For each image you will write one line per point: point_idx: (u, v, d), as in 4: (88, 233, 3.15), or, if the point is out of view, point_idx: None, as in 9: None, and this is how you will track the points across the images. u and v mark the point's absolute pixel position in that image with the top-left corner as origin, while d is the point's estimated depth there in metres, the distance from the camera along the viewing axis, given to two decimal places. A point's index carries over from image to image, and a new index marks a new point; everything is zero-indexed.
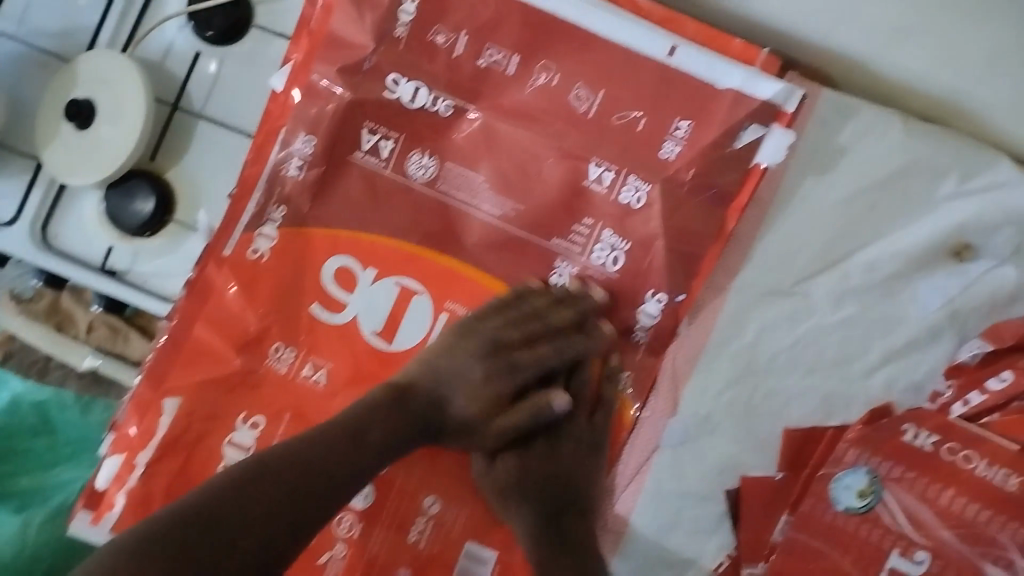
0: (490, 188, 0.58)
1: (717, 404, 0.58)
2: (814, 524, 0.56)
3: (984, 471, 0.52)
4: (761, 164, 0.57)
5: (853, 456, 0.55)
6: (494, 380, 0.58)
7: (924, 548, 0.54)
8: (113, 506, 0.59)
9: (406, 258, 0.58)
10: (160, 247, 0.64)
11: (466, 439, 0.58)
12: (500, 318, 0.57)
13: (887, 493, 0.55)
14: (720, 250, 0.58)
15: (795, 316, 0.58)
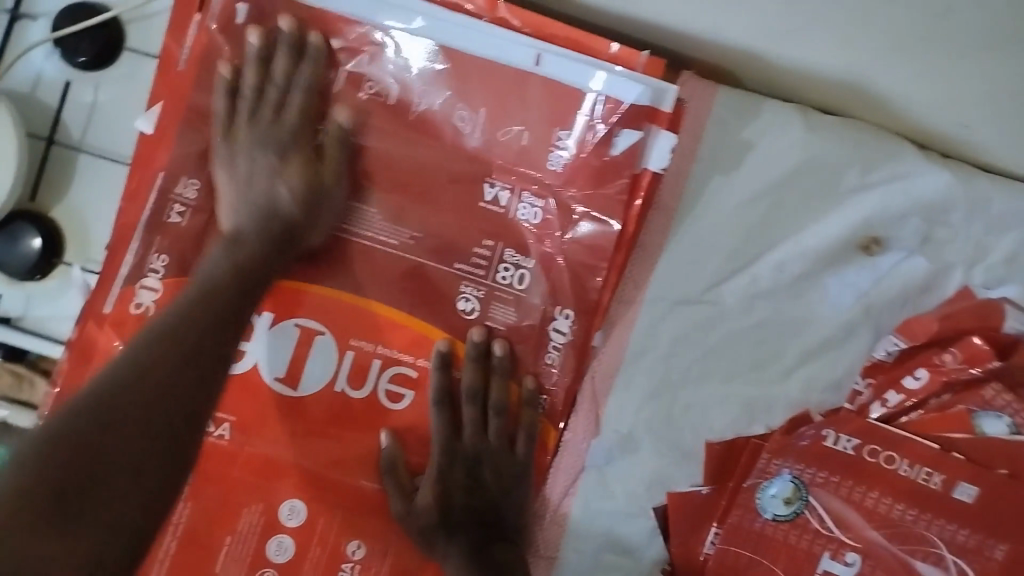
0: (384, 220, 0.57)
1: (638, 420, 0.57)
2: (743, 532, 0.55)
3: (907, 471, 0.53)
4: (651, 170, 0.56)
5: (775, 465, 0.55)
6: (286, 158, 0.54)
7: (855, 550, 0.53)
8: None
9: (305, 300, 0.57)
10: (51, 289, 0.69)
11: (318, 214, 0.55)
12: (245, 112, 0.55)
13: (812, 498, 0.54)
14: (624, 259, 0.57)
15: (708, 323, 0.57)
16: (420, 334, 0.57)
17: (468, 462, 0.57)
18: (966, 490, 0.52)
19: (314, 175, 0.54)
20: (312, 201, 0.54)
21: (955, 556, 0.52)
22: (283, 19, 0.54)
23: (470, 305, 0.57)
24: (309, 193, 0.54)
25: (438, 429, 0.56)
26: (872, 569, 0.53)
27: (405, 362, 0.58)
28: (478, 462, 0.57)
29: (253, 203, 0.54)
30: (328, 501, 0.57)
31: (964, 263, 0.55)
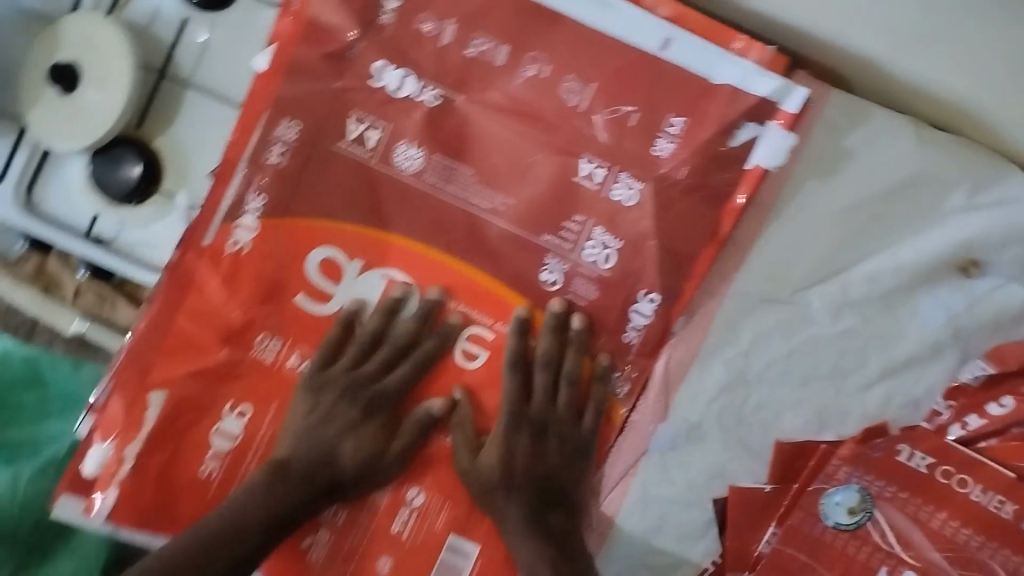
0: (479, 182, 0.57)
1: (708, 411, 0.58)
2: (800, 537, 0.54)
3: (978, 497, 0.52)
4: (761, 165, 0.56)
5: (844, 473, 0.54)
6: (369, 417, 0.58)
7: (914, 569, 0.52)
8: (102, 495, 0.58)
9: (393, 250, 0.59)
10: (147, 215, 0.71)
11: (372, 478, 0.57)
12: (344, 358, 0.58)
13: (876, 511, 0.53)
14: (714, 254, 0.57)
15: (792, 325, 0.57)
16: (504, 301, 0.58)
17: (534, 427, 0.57)
18: None
19: (377, 462, 0.57)
20: (373, 460, 0.57)
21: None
22: (395, 283, 0.59)
23: (553, 276, 0.57)
24: (370, 455, 0.57)
25: (511, 390, 0.58)
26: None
27: (483, 323, 0.59)
28: (546, 429, 0.57)
29: (309, 447, 0.57)
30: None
31: None
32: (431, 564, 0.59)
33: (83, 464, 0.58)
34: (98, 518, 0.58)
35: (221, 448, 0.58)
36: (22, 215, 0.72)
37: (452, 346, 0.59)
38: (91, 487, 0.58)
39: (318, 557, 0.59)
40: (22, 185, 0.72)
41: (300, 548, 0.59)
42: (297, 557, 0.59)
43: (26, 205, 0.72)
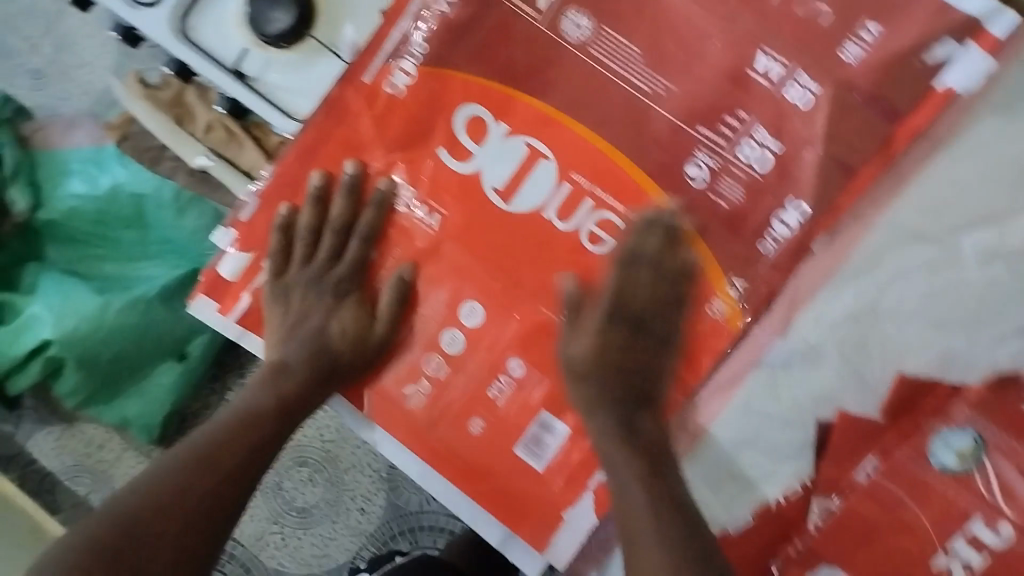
0: (645, 64, 0.56)
1: (830, 335, 0.57)
2: (902, 473, 0.54)
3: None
4: (952, 89, 0.53)
5: (964, 415, 0.53)
6: (342, 301, 0.62)
7: (1011, 523, 0.52)
8: (238, 299, 0.63)
9: (542, 120, 0.58)
10: (293, 60, 0.72)
11: (364, 353, 0.61)
12: (298, 257, 0.62)
13: (986, 459, 0.52)
14: (880, 168, 0.55)
15: (933, 265, 0.56)
16: (647, 193, 0.57)
17: (636, 320, 0.58)
18: None
19: (368, 343, 0.61)
20: (365, 342, 0.61)
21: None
22: (349, 159, 0.60)
23: (700, 172, 0.56)
24: (360, 332, 0.61)
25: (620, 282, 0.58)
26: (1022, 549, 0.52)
27: (614, 209, 0.58)
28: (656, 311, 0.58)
29: (302, 342, 0.62)
30: (506, 313, 0.59)
31: None
32: (521, 435, 0.60)
33: (222, 265, 0.63)
34: (231, 319, 0.64)
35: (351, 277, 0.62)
36: (174, 39, 0.73)
37: (392, 207, 0.60)
38: (228, 290, 0.63)
39: (416, 404, 0.61)
40: (179, 9, 0.73)
41: (402, 393, 0.62)
42: (399, 402, 0.62)
43: (180, 30, 0.73)
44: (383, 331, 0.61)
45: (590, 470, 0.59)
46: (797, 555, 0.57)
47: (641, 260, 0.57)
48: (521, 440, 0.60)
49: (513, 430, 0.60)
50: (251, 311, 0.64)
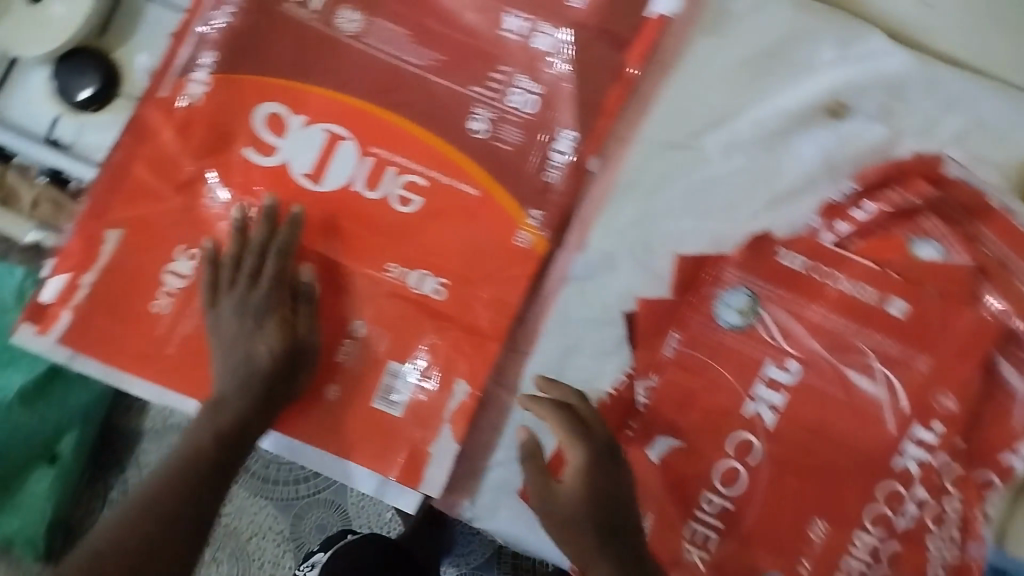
0: (414, 41, 0.64)
1: (619, 242, 0.65)
2: (702, 340, 0.63)
3: (846, 287, 0.61)
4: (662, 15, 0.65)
5: (735, 276, 0.63)
6: (263, 321, 0.60)
7: (796, 359, 0.62)
8: (58, 320, 0.62)
9: (336, 106, 0.64)
10: (105, 121, 0.73)
11: (301, 363, 0.61)
12: (229, 279, 0.61)
13: (762, 311, 0.62)
14: (623, 90, 0.65)
15: (689, 165, 0.66)
16: (443, 153, 0.64)
17: (608, 530, 0.55)
18: (899, 306, 0.60)
19: (302, 357, 0.61)
20: (297, 354, 0.60)
21: (882, 367, 0.61)
22: (264, 192, 0.63)
23: (481, 125, 0.64)
24: (289, 351, 0.60)
25: (561, 515, 0.56)
26: (810, 378, 0.62)
27: (417, 171, 0.64)
28: (611, 526, 0.56)
29: (233, 370, 0.60)
30: (334, 284, 0.63)
31: (916, 133, 0.65)
32: (375, 390, 0.62)
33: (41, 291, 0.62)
34: (57, 341, 0.62)
35: (173, 287, 0.63)
36: None
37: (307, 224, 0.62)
38: (48, 313, 0.62)
39: None
40: None
41: None
42: None
43: None
44: (308, 338, 0.61)
45: (436, 413, 0.62)
46: (635, 435, 0.64)
47: (613, 450, 0.58)
48: (375, 394, 0.62)
49: (363, 392, 0.62)
50: (73, 330, 0.62)
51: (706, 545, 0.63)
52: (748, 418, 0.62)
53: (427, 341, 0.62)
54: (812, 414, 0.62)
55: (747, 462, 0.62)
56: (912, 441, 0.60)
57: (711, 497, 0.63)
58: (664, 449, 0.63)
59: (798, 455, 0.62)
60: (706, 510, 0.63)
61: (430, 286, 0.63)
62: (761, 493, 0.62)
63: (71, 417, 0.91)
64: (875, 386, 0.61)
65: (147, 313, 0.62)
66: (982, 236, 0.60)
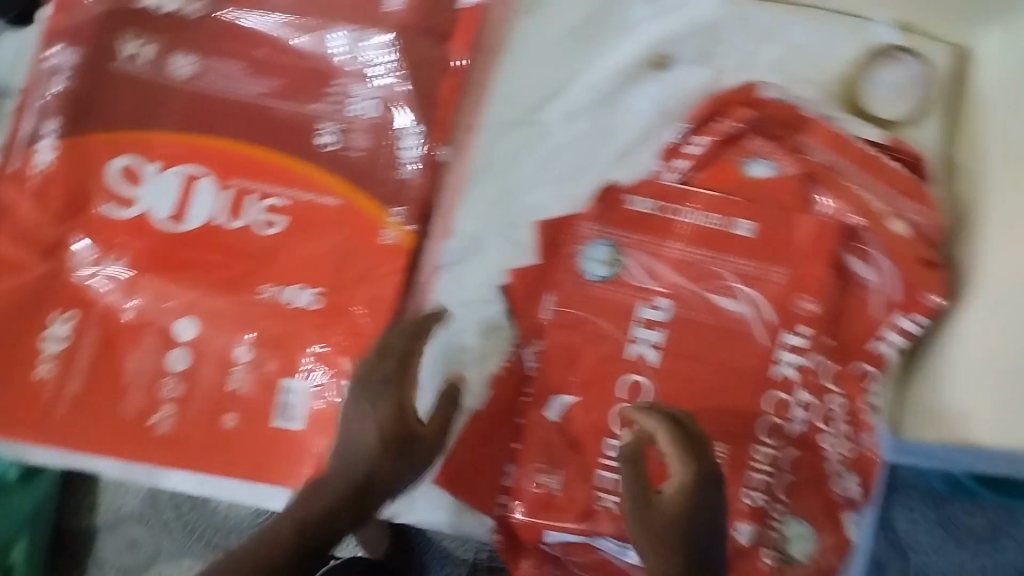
0: (248, 73, 0.66)
1: (483, 223, 0.68)
2: (575, 297, 0.66)
3: (696, 219, 0.64)
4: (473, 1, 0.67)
5: (592, 231, 0.66)
6: (400, 387, 0.51)
7: (665, 295, 0.64)
8: None
9: (186, 147, 0.65)
10: None
11: (400, 457, 0.49)
12: (387, 357, 0.52)
13: (624, 258, 0.65)
14: (456, 80, 0.67)
15: (535, 138, 0.69)
16: (299, 172, 0.65)
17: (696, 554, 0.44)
18: (745, 226, 0.64)
19: (405, 454, 0.49)
20: (396, 453, 0.49)
21: (743, 287, 0.64)
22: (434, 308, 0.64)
23: (330, 138, 0.66)
24: (399, 438, 0.49)
25: (647, 533, 0.45)
26: (680, 311, 0.64)
27: (277, 194, 0.65)
28: (701, 560, 0.44)
29: (351, 452, 0.48)
30: (212, 318, 0.64)
31: (736, 68, 0.69)
32: (272, 410, 0.63)
33: None
34: None
35: (53, 350, 0.63)
36: None
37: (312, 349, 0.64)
38: None
39: (167, 429, 0.63)
40: None
41: (148, 425, 0.63)
42: (146, 434, 0.63)
43: None
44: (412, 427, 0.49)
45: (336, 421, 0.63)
46: (531, 399, 0.66)
47: (713, 473, 0.47)
48: (273, 414, 0.63)
49: (260, 416, 0.63)
50: None
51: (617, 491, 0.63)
52: (631, 360, 0.64)
53: (316, 353, 0.64)
54: (689, 342, 0.64)
55: (640, 401, 0.64)
56: (784, 347, 0.63)
57: (612, 442, 0.64)
58: (561, 406, 0.65)
59: (685, 384, 0.64)
60: (609, 456, 0.64)
61: (306, 297, 0.64)
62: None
63: (21, 523, 0.83)
64: (739, 305, 0.64)
65: (33, 381, 0.63)
66: (805, 146, 0.64)
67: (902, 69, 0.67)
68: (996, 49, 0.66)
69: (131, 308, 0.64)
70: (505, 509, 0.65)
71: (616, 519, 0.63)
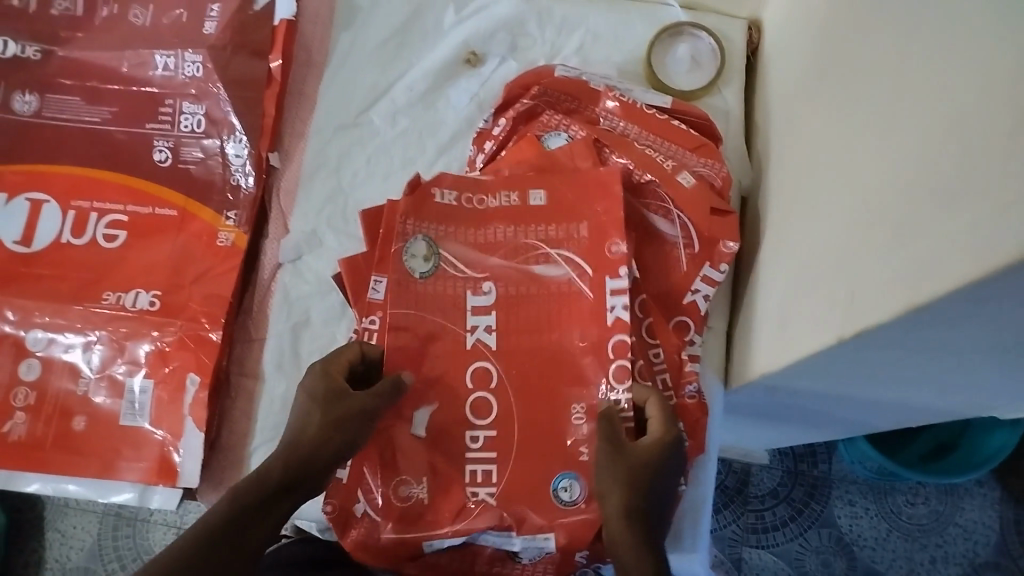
0: (87, 103, 0.72)
1: (319, 219, 0.71)
2: (402, 296, 0.58)
3: (500, 202, 0.62)
4: (283, 20, 0.74)
5: (410, 227, 0.59)
6: (308, 383, 0.56)
7: (487, 280, 0.60)
8: None
9: (32, 176, 0.70)
10: None
11: (337, 412, 0.54)
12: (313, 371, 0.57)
13: (442, 251, 0.60)
14: (275, 91, 0.73)
15: (363, 138, 0.73)
16: (135, 187, 0.70)
17: (647, 522, 0.53)
18: (538, 195, 0.62)
19: (336, 404, 0.54)
20: (329, 403, 0.55)
21: (557, 251, 0.60)
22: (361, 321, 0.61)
23: (164, 153, 0.71)
24: (330, 399, 0.55)
25: (614, 474, 0.53)
26: (506, 290, 0.60)
27: (117, 210, 0.70)
28: (650, 515, 0.53)
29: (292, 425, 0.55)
30: (59, 329, 0.68)
31: (544, 57, 0.74)
32: (119, 409, 0.67)
33: None
34: None
35: None
36: None
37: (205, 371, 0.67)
38: None
39: (19, 436, 0.67)
40: None
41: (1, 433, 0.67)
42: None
43: None
44: (341, 391, 0.55)
45: (181, 415, 0.67)
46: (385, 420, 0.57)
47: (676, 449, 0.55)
48: (121, 413, 0.67)
49: (107, 415, 0.67)
50: None
51: (489, 480, 0.57)
52: (471, 349, 0.59)
53: (157, 351, 0.68)
54: (524, 320, 0.59)
55: (491, 387, 0.58)
56: (611, 293, 0.59)
57: (474, 433, 0.58)
58: (425, 419, 0.58)
59: (530, 364, 0.58)
60: (474, 448, 0.58)
61: (145, 300, 0.69)
62: (516, 414, 0.58)
63: None
64: (559, 269, 0.60)
65: None
66: (601, 117, 0.69)
67: (695, 43, 0.72)
68: (775, 13, 0.70)
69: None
70: (366, 492, 0.57)
71: (492, 508, 0.56)
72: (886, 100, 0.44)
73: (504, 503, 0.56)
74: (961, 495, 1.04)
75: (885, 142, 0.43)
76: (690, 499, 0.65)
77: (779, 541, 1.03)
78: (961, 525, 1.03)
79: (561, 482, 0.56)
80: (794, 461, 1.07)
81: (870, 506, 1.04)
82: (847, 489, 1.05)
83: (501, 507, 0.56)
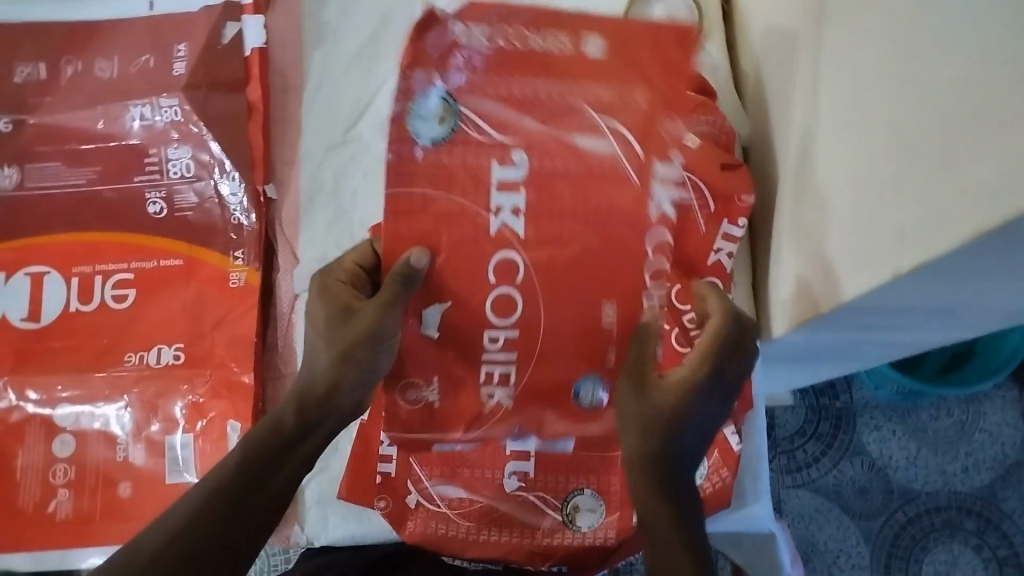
0: (68, 166, 0.70)
1: (326, 244, 0.70)
2: (408, 169, 0.47)
3: (542, 45, 0.50)
4: (254, 48, 0.72)
5: (418, 79, 0.47)
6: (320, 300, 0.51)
7: (518, 147, 0.48)
8: None
9: (28, 250, 0.69)
10: None
11: (352, 324, 0.49)
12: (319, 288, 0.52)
13: (458, 107, 0.48)
14: (258, 120, 0.71)
15: (355, 155, 0.71)
16: (135, 243, 0.69)
17: (665, 468, 0.50)
18: (596, 46, 0.50)
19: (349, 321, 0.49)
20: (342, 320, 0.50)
21: (609, 120, 0.49)
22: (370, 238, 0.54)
23: (158, 204, 0.70)
24: (340, 315, 0.50)
25: (632, 414, 0.49)
26: (539, 163, 0.49)
27: (120, 269, 0.69)
28: (665, 458, 0.49)
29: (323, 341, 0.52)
30: (85, 400, 0.67)
31: None
32: (163, 469, 0.66)
33: None
34: None
35: None
36: None
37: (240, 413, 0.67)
38: None
39: (66, 513, 0.66)
40: None
41: (48, 514, 0.65)
42: (48, 522, 0.65)
43: None
44: (355, 307, 0.49)
45: None
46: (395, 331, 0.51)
47: (710, 385, 0.50)
48: (165, 471, 0.66)
49: (151, 476, 0.66)
50: None
51: (506, 382, 0.51)
52: (495, 236, 0.49)
53: (190, 403, 0.67)
54: (567, 199, 0.49)
55: (516, 281, 0.49)
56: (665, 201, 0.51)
57: (493, 334, 0.50)
58: (436, 318, 0.50)
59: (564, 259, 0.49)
60: (493, 350, 0.50)
61: (168, 355, 0.68)
62: (543, 317, 0.50)
63: None
64: (603, 142, 0.49)
65: None
66: None
67: (670, 4, 0.72)
68: None
69: (9, 410, 0.67)
70: (416, 482, 0.63)
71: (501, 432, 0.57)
72: (896, 30, 0.43)
73: (519, 407, 0.52)
74: (983, 402, 1.06)
75: (906, 71, 0.42)
76: (746, 455, 0.66)
77: (814, 476, 1.04)
78: (987, 431, 1.05)
79: (584, 388, 0.51)
80: (817, 398, 1.07)
81: (896, 428, 1.05)
82: (872, 415, 1.06)
83: (518, 412, 0.52)
